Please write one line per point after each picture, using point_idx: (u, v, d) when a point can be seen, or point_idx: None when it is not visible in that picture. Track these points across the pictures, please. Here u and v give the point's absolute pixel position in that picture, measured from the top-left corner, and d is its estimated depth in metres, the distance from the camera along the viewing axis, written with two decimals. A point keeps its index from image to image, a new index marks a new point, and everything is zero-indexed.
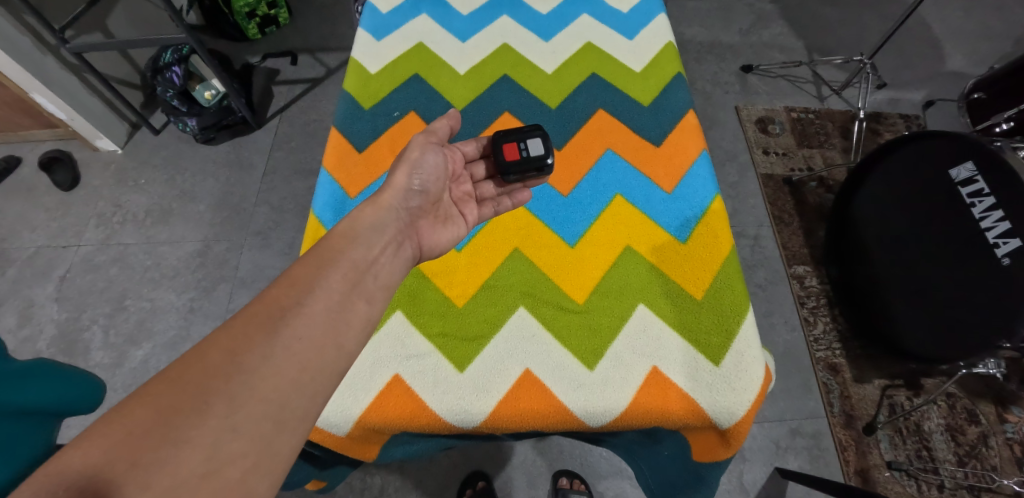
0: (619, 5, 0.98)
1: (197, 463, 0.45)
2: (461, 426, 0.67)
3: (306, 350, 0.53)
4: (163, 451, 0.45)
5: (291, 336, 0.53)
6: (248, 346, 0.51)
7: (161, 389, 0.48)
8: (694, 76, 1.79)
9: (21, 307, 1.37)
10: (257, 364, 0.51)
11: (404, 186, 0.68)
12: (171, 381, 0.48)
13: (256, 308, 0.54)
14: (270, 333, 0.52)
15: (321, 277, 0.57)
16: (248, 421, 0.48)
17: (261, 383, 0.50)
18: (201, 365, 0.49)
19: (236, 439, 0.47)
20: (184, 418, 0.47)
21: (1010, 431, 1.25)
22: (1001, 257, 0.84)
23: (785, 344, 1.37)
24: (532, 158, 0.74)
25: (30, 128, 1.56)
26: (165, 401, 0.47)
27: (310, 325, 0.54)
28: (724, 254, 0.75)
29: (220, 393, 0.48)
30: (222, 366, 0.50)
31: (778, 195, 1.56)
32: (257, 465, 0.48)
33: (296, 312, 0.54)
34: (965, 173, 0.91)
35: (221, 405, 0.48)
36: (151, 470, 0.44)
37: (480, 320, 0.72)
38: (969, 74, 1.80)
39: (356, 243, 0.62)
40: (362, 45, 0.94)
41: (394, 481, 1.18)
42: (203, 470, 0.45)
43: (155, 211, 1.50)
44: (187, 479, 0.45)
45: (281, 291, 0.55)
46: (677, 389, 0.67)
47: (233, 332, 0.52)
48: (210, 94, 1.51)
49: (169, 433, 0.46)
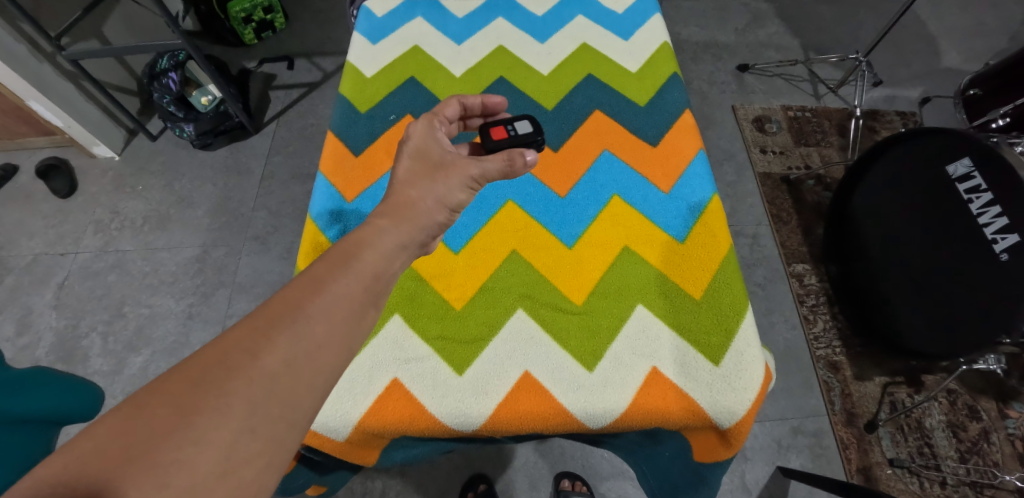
0: (615, 6, 0.98)
1: (214, 463, 0.42)
2: (461, 429, 0.66)
3: (322, 352, 0.50)
4: (183, 450, 0.42)
5: (308, 341, 0.49)
6: (265, 342, 0.48)
7: (180, 387, 0.44)
8: (691, 76, 1.79)
9: (19, 315, 1.36)
10: (278, 370, 0.47)
11: (428, 181, 0.64)
12: (191, 379, 0.45)
13: (276, 302, 0.50)
14: (289, 333, 0.49)
15: (337, 277, 0.54)
16: (265, 421, 0.45)
17: (279, 386, 0.46)
18: (222, 362, 0.46)
19: (255, 440, 0.44)
20: (205, 418, 0.43)
21: (1011, 427, 1.25)
22: (1000, 253, 0.87)
23: (785, 342, 1.36)
24: (521, 136, 0.76)
25: (27, 136, 1.56)
26: (186, 399, 0.44)
27: (329, 326, 0.51)
28: (723, 254, 0.75)
29: (241, 394, 0.45)
30: (243, 364, 0.46)
31: (776, 194, 1.56)
32: (272, 464, 0.45)
33: (319, 309, 0.51)
34: (962, 169, 0.93)
35: (242, 406, 0.45)
36: (169, 471, 0.41)
37: (479, 323, 0.71)
38: (965, 70, 1.80)
39: (370, 238, 0.59)
40: (358, 49, 0.94)
41: (396, 484, 1.17)
42: (221, 470, 0.42)
43: (154, 218, 1.50)
44: (204, 479, 0.41)
45: (299, 288, 0.52)
46: (677, 389, 0.67)
47: (248, 326, 0.48)
48: (207, 99, 1.54)
49: (189, 432, 0.42)
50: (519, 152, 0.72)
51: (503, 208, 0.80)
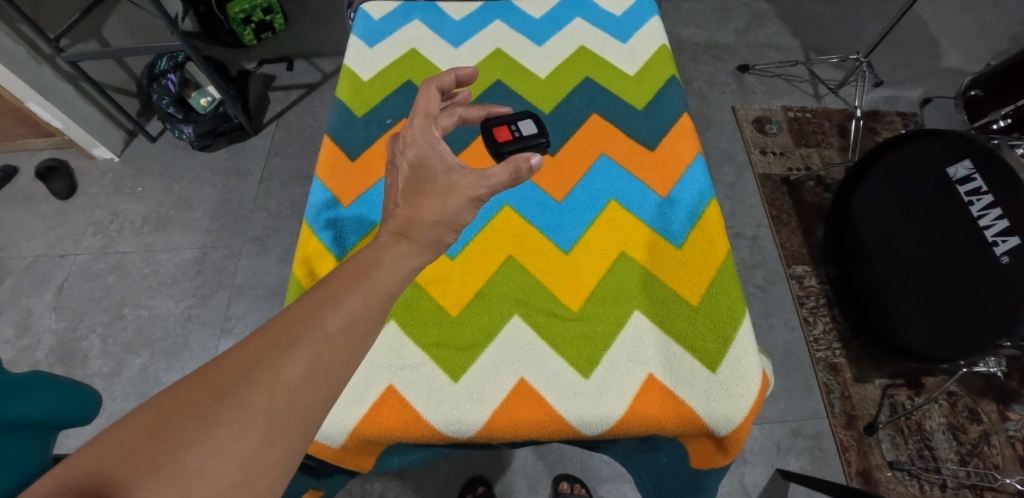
0: (613, 8, 0.98)
1: (234, 474, 0.42)
2: (456, 436, 0.66)
3: (339, 371, 0.49)
4: (205, 461, 0.42)
5: (330, 357, 0.49)
6: (287, 356, 0.47)
7: (202, 396, 0.44)
8: (690, 76, 1.78)
9: (19, 316, 1.36)
10: (297, 385, 0.46)
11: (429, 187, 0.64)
12: (213, 389, 0.44)
13: (299, 314, 0.49)
14: (310, 349, 0.48)
15: (348, 287, 0.52)
16: (280, 435, 0.45)
17: (298, 402, 0.46)
18: (243, 373, 0.45)
19: (273, 452, 0.44)
20: (228, 430, 0.43)
21: (1012, 429, 1.25)
22: (1001, 256, 0.84)
23: (785, 345, 1.36)
24: (526, 137, 0.78)
25: (26, 137, 1.56)
26: (208, 410, 0.43)
27: (347, 343, 0.50)
28: (720, 260, 0.75)
29: (263, 408, 0.45)
30: (263, 376, 0.45)
31: (776, 195, 1.56)
32: (287, 474, 0.45)
33: (339, 325, 0.50)
34: (962, 171, 0.91)
35: (263, 419, 0.44)
36: (191, 481, 0.41)
37: (475, 329, 0.71)
38: (966, 70, 1.80)
39: (373, 248, 0.58)
40: (356, 52, 0.94)
41: (394, 486, 1.17)
42: (239, 481, 0.42)
43: (153, 219, 1.50)
44: (223, 490, 0.42)
45: (317, 301, 0.51)
46: (674, 396, 0.67)
47: (269, 337, 0.47)
48: (207, 101, 1.52)
49: (211, 444, 0.42)
50: (523, 157, 0.66)
51: (500, 213, 0.80)
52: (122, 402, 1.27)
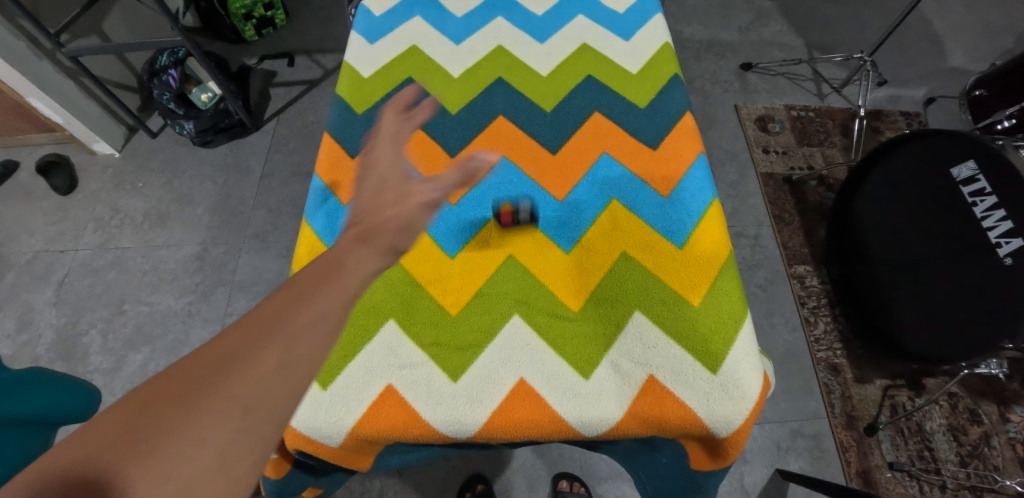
0: (616, 5, 0.97)
1: (210, 459, 0.40)
2: (454, 436, 0.66)
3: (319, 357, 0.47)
4: (180, 448, 0.40)
5: (310, 341, 0.47)
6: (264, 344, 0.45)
7: (180, 386, 0.43)
8: (693, 75, 1.77)
9: (19, 312, 1.36)
10: (275, 371, 0.45)
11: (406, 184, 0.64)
12: (190, 378, 0.43)
13: (278, 302, 0.48)
14: (291, 334, 0.46)
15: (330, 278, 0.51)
16: (261, 422, 0.43)
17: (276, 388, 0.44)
18: (221, 358, 0.44)
19: (250, 438, 0.42)
20: (204, 416, 0.42)
21: (1013, 431, 1.24)
22: (1005, 257, 0.83)
23: (786, 345, 1.36)
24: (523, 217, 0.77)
25: (27, 132, 1.55)
26: (184, 400, 0.42)
27: (327, 328, 0.48)
28: (722, 260, 0.74)
29: (240, 395, 0.43)
30: (239, 360, 0.44)
31: (778, 194, 1.55)
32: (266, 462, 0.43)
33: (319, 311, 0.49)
34: (966, 172, 0.91)
35: (240, 407, 0.43)
36: (168, 468, 0.39)
37: (475, 329, 0.71)
38: (970, 70, 1.79)
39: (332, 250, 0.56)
40: (356, 48, 0.94)
41: (394, 484, 1.17)
42: (216, 466, 0.40)
43: (153, 215, 1.50)
44: (200, 478, 0.40)
45: (296, 289, 0.49)
46: (675, 397, 0.66)
47: (248, 325, 0.46)
48: (207, 97, 1.50)
49: (187, 430, 0.41)
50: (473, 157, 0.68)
51: (501, 212, 0.79)
52: (122, 398, 1.27)
